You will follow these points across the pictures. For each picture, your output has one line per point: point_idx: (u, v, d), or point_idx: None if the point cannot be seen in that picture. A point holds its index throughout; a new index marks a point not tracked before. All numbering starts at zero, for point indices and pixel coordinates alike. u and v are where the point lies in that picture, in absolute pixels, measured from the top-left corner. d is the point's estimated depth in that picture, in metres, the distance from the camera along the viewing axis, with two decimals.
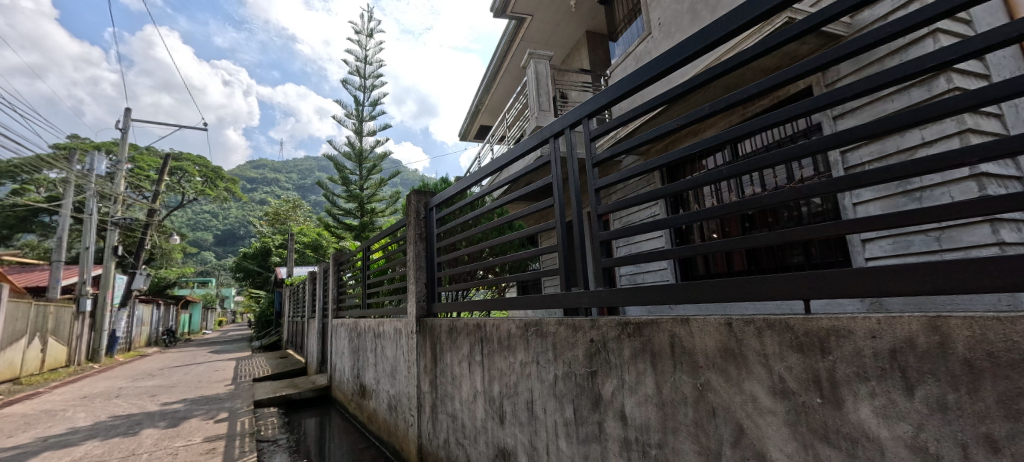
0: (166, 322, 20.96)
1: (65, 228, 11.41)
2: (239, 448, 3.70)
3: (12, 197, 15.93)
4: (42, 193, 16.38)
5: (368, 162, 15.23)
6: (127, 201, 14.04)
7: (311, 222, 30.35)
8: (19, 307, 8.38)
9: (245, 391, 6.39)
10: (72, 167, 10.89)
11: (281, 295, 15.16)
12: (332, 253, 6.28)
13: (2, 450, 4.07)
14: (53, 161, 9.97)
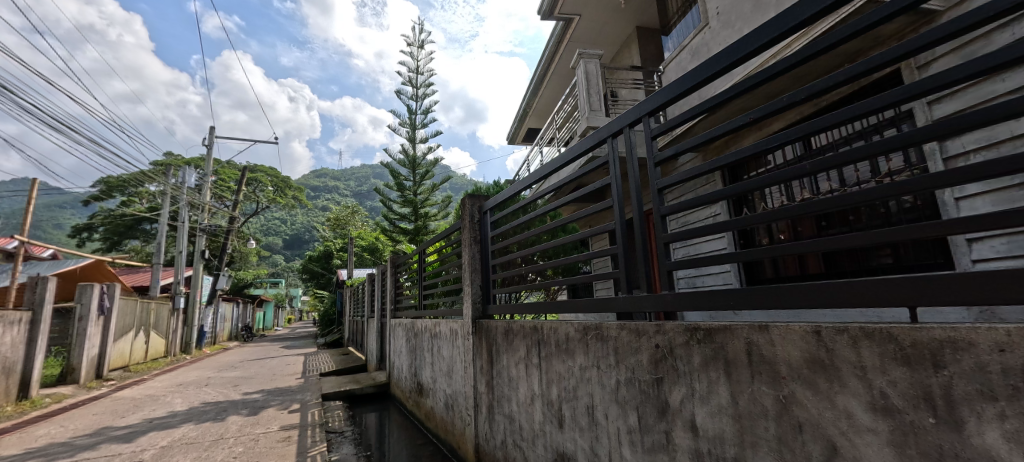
0: (245, 319, 23.01)
1: (163, 235, 12.89)
2: (311, 438, 3.97)
3: (122, 208, 18.30)
4: (145, 204, 18.65)
5: (421, 168, 15.78)
6: (213, 210, 15.62)
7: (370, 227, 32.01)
8: (128, 304, 9.59)
9: (314, 384, 6.85)
10: (169, 181, 12.29)
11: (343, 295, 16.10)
12: (389, 256, 6.57)
13: (117, 429, 4.67)
14: (153, 176, 11.32)
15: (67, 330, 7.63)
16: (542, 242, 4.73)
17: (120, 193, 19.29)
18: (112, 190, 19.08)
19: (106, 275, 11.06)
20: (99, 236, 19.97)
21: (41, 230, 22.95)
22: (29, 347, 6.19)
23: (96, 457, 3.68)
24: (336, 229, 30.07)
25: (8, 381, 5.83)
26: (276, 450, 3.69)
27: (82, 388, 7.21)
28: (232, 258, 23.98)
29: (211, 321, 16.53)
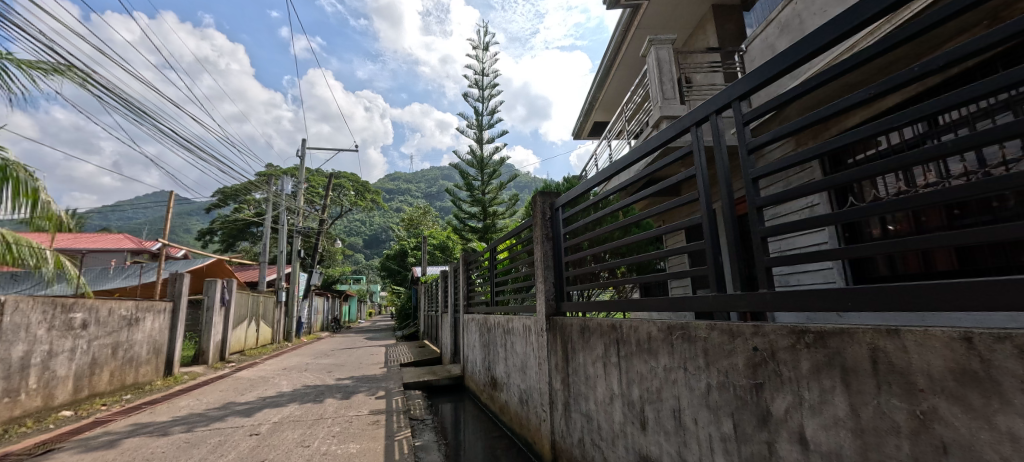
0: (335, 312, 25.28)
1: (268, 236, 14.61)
2: (397, 423, 4.26)
3: (236, 213, 21.03)
4: (253, 210, 21.26)
5: (489, 168, 16.08)
6: (307, 213, 17.37)
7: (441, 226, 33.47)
8: (243, 297, 11.02)
9: (396, 374, 7.34)
10: (271, 189, 13.89)
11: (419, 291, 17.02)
12: (461, 254, 6.81)
13: (239, 404, 5.40)
14: (259, 184, 12.87)
15: (198, 318, 8.96)
16: (614, 238, 4.59)
17: (234, 201, 22.19)
18: (228, 198, 22.02)
19: (226, 272, 12.81)
20: (219, 239, 23.14)
21: (176, 235, 27.17)
22: (171, 332, 7.37)
23: (224, 428, 4.28)
24: (410, 229, 31.83)
25: (158, 360, 6.99)
26: (367, 432, 4.01)
27: (210, 368, 8.43)
28: (323, 256, 26.48)
29: (306, 313, 18.38)
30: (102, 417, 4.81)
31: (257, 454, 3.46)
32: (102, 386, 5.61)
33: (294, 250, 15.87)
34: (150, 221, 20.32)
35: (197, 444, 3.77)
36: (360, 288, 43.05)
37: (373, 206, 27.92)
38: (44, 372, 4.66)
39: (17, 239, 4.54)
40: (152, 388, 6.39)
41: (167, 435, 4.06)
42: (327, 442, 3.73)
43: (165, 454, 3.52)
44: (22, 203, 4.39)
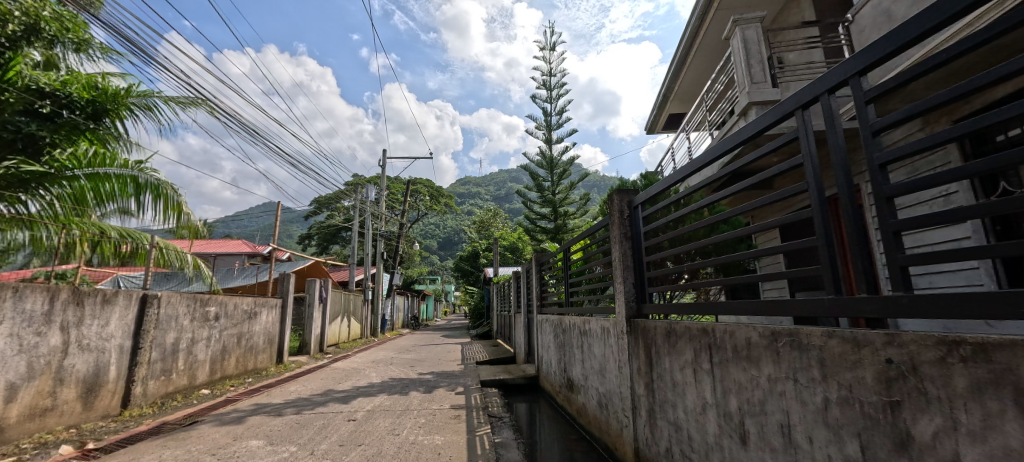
0: (415, 310, 26.83)
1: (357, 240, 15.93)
2: (477, 419, 4.39)
3: (331, 219, 23.23)
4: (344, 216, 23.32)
5: (558, 168, 15.94)
6: (390, 218, 18.65)
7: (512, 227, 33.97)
8: (337, 295, 12.14)
9: (472, 371, 7.58)
10: (358, 196, 15.13)
11: (493, 291, 17.40)
12: (534, 255, 6.83)
13: (337, 392, 5.95)
14: (348, 193, 14.07)
15: (301, 314, 10.03)
16: (698, 237, 4.29)
17: (328, 208, 24.54)
18: (323, 206, 24.42)
19: (323, 272, 14.21)
20: (316, 243, 25.70)
21: (282, 240, 30.70)
22: (281, 325, 8.35)
23: (325, 412, 4.74)
24: (482, 230, 32.64)
25: (271, 350, 7.95)
26: (450, 426, 4.18)
27: (312, 358, 9.40)
28: (404, 258, 28.23)
29: (390, 311, 19.70)
30: (231, 397, 5.59)
31: (354, 439, 3.77)
32: (230, 370, 6.51)
33: (377, 252, 17.06)
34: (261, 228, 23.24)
35: (305, 425, 4.22)
36: (437, 288, 45.16)
37: (447, 209, 29.12)
38: (189, 356, 5.54)
39: (168, 245, 5.45)
40: (267, 374, 7.29)
41: (281, 416, 4.60)
42: (414, 432, 3.95)
43: (280, 433, 3.99)
44: (172, 215, 5.32)
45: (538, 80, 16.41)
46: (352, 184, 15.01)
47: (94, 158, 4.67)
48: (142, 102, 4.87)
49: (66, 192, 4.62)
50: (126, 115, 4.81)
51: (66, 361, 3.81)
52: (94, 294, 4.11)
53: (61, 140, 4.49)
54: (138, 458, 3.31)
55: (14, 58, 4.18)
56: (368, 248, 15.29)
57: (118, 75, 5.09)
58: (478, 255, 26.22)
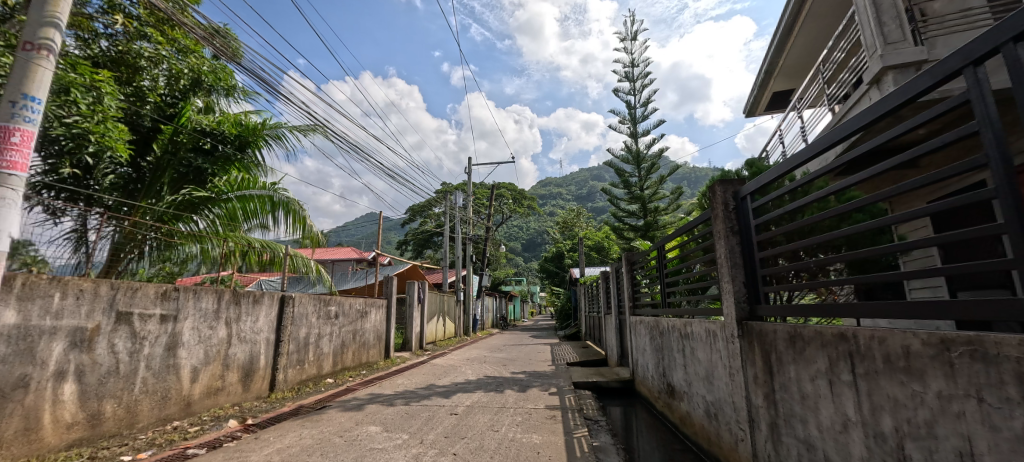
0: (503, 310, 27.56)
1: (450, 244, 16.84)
2: (574, 421, 4.34)
3: (425, 225, 24.89)
4: (437, 222, 24.81)
5: (646, 162, 15.14)
6: (478, 222, 19.40)
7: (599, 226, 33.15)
8: (433, 296, 12.96)
9: (564, 372, 7.53)
10: (447, 203, 15.97)
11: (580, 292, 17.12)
12: (624, 254, 6.55)
13: (438, 387, 6.33)
14: (439, 200, 14.94)
15: (403, 313, 10.88)
16: (822, 230, 3.74)
17: (422, 215, 26.31)
18: (418, 213, 26.29)
19: (420, 275, 15.26)
20: (412, 248, 27.67)
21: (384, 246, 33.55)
22: (387, 323, 9.15)
23: (429, 405, 5.08)
24: (565, 231, 32.31)
25: (379, 345, 8.76)
26: (546, 425, 4.20)
27: (414, 355, 10.13)
28: (492, 259, 29.14)
29: (480, 311, 20.47)
30: (351, 386, 6.27)
31: (457, 432, 3.97)
32: (348, 362, 7.33)
33: (468, 255, 17.85)
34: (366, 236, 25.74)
35: (413, 416, 4.57)
36: (524, 289, 45.77)
37: (531, 211, 29.40)
38: (316, 349, 6.34)
39: (295, 254, 6.27)
40: (378, 367, 8.04)
41: (392, 406, 5.04)
42: (513, 430, 4.05)
43: (393, 421, 4.37)
44: (299, 227, 6.15)
45: (620, 73, 15.78)
46: (441, 192, 15.88)
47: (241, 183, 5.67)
48: (273, 133, 5.72)
49: (221, 213, 5.53)
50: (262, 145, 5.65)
51: (229, 350, 4.61)
52: (247, 294, 4.91)
53: (219, 170, 5.47)
54: (283, 435, 3.88)
55: (184, 104, 5.33)
56: (459, 252, 16.04)
57: (254, 111, 6.06)
58: (564, 256, 26.07)
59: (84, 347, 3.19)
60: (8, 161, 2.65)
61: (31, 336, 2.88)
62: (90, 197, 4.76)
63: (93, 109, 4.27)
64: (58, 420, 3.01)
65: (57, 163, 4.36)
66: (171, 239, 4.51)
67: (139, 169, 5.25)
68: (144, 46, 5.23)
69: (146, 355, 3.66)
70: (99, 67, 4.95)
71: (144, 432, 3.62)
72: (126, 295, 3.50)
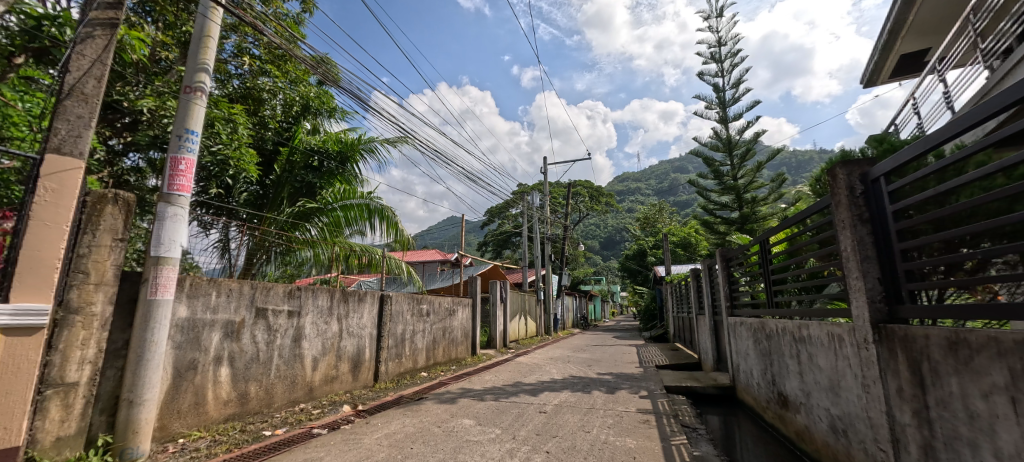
0: (582, 310, 27.09)
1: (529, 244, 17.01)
2: (670, 428, 4.10)
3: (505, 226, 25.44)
4: (516, 222, 25.23)
5: (739, 148, 13.81)
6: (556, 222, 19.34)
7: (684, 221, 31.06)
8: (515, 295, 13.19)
9: (653, 375, 7.16)
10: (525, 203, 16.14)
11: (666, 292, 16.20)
12: (717, 250, 6.05)
13: (525, 384, 6.43)
14: (516, 201, 15.17)
15: (486, 312, 11.23)
16: (984, 215, 3.07)
17: (501, 217, 26.97)
18: (497, 214, 26.97)
19: (501, 274, 15.59)
20: (491, 249, 28.47)
21: (466, 249, 34.90)
22: (472, 321, 9.51)
23: (518, 402, 5.18)
24: (647, 227, 30.76)
25: (467, 342, 9.15)
26: (640, 430, 4.03)
27: (499, 353, 10.39)
28: (571, 258, 28.83)
29: (561, 310, 20.38)
30: (443, 380, 6.63)
31: (548, 430, 3.99)
32: (439, 357, 7.77)
33: (546, 254, 17.85)
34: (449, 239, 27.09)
35: (503, 412, 4.69)
36: (605, 288, 44.45)
37: (610, 208, 28.50)
38: (412, 344, 6.81)
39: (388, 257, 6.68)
40: (466, 363, 8.40)
41: (482, 401, 5.24)
42: (605, 432, 3.95)
43: (485, 415, 4.53)
44: (391, 232, 6.43)
45: (705, 54, 14.63)
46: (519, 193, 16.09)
47: (341, 193, 6.10)
48: (367, 146, 6.29)
49: (328, 220, 5.94)
50: (359, 159, 6.26)
51: (342, 343, 5.16)
52: (354, 293, 5.43)
53: (326, 183, 6.11)
54: (390, 422, 4.24)
55: (296, 128, 6.15)
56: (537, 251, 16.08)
57: (351, 128, 6.70)
58: (648, 253, 24.88)
59: (234, 337, 3.78)
60: (177, 185, 3.25)
61: (197, 327, 3.49)
62: (230, 210, 5.63)
63: (231, 138, 5.07)
64: (218, 397, 3.62)
65: (206, 185, 5.27)
66: (292, 245, 5.17)
67: (264, 187, 6.08)
68: (265, 80, 6.13)
69: (278, 345, 4.23)
70: (233, 102, 5.89)
71: (278, 411, 4.20)
72: (262, 293, 4.07)
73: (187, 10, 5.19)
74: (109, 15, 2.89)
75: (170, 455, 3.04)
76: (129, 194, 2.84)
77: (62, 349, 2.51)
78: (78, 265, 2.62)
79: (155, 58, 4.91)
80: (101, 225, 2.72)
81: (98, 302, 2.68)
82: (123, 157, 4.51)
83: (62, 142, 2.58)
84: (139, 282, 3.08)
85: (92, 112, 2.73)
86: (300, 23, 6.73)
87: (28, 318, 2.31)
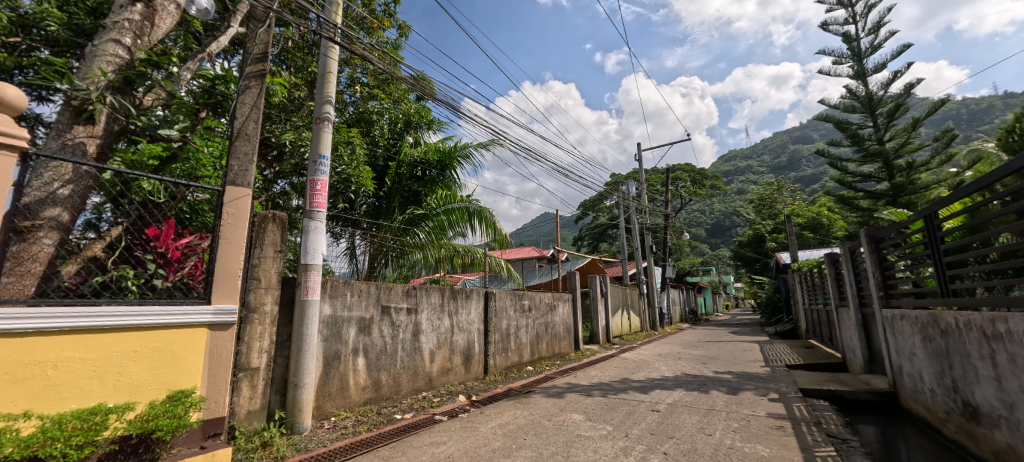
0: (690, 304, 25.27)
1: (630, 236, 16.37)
2: (811, 437, 3.60)
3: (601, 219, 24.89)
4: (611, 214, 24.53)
5: (884, 105, 11.56)
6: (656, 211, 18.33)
7: (811, 200, 27.04)
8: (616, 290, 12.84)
9: (783, 375, 6.39)
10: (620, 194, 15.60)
11: (792, 281, 14.29)
12: (862, 230, 5.15)
13: (634, 381, 6.24)
14: (611, 193, 14.76)
15: (587, 307, 11.10)
16: None
17: (596, 209, 26.41)
18: (592, 208, 26.49)
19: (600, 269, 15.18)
20: (588, 243, 28.07)
21: (562, 244, 35.07)
22: (574, 316, 9.51)
23: (628, 399, 5.04)
24: (763, 209, 27.43)
25: (569, 337, 9.16)
26: (773, 437, 3.62)
27: (603, 349, 10.19)
28: (674, 248, 27.04)
29: (667, 305, 19.32)
30: (548, 375, 6.73)
31: (664, 430, 3.80)
32: (544, 352, 7.92)
33: (648, 246, 16.98)
34: (544, 236, 27.40)
35: (614, 408, 4.61)
36: (716, 278, 40.62)
37: (717, 191, 26.00)
38: (517, 339, 7.05)
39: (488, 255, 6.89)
40: (570, 358, 8.43)
41: (591, 396, 5.21)
42: (730, 436, 3.64)
43: (594, 411, 4.50)
44: (490, 231, 6.69)
45: (827, 1, 12.54)
46: (613, 183, 15.59)
47: (445, 198, 6.50)
48: (463, 153, 6.69)
49: (433, 224, 6.40)
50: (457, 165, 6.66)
51: (454, 337, 5.55)
52: (461, 290, 5.79)
53: (432, 190, 6.57)
54: (502, 412, 4.45)
55: (401, 142, 6.74)
56: (636, 242, 15.32)
57: (447, 137, 7.14)
58: (766, 238, 22.16)
59: (366, 331, 4.31)
60: (316, 202, 3.80)
61: (338, 323, 4.05)
62: (354, 221, 6.33)
63: (351, 158, 5.79)
64: (358, 383, 4.17)
65: (334, 200, 6.11)
66: (404, 248, 5.68)
67: (380, 199, 6.66)
68: (373, 104, 7.01)
69: (401, 339, 4.71)
70: (350, 126, 6.82)
71: (405, 397, 4.68)
72: (385, 292, 4.57)
73: (311, 54, 6.15)
74: (259, 68, 3.52)
75: (326, 431, 3.59)
76: (282, 213, 3.42)
77: (247, 340, 3.13)
78: (253, 272, 3.24)
79: (292, 98, 5.83)
80: (265, 239, 3.32)
81: (267, 302, 3.28)
82: (273, 184, 5.48)
83: (236, 176, 3.17)
84: (295, 285, 3.69)
85: (253, 149, 3.33)
86: (399, 46, 7.38)
87: (224, 316, 2.89)
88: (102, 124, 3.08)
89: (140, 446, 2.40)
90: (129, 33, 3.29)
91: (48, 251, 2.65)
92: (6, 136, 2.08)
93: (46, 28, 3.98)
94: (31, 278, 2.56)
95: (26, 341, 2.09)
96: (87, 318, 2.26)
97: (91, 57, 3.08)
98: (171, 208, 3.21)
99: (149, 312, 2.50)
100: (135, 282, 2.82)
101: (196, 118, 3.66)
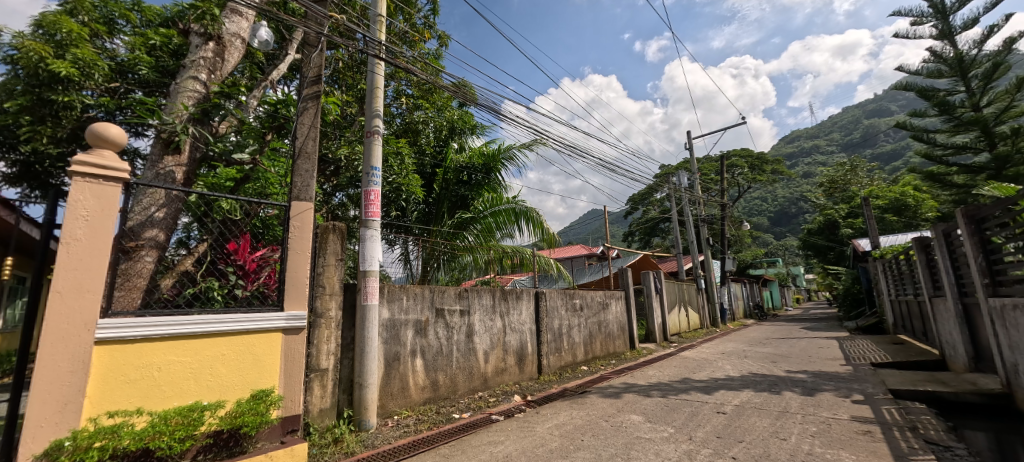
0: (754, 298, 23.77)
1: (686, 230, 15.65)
2: (905, 443, 3.25)
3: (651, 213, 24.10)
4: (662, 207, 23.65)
5: (977, 66, 10.25)
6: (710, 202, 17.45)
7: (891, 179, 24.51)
8: (671, 286, 12.36)
9: (868, 374, 5.85)
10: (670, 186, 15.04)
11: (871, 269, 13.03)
12: (957, 209, 4.61)
13: (697, 381, 5.99)
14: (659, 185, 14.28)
15: (642, 304, 10.79)
16: None
17: (646, 204, 25.57)
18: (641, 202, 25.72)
19: (653, 264, 14.55)
20: (638, 239, 27.27)
21: (613, 241, 34.33)
22: (628, 315, 9.30)
23: (691, 400, 4.84)
24: (834, 193, 25.22)
25: (624, 336, 8.97)
26: (859, 443, 3.33)
27: (660, 348, 9.86)
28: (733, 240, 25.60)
29: (728, 300, 18.32)
30: (604, 374, 6.63)
31: (732, 434, 3.61)
32: (598, 351, 7.82)
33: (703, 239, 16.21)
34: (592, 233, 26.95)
35: (675, 410, 4.45)
36: (783, 270, 37.85)
37: (779, 176, 24.19)
38: (569, 339, 7.01)
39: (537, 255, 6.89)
40: (626, 357, 8.25)
41: (651, 397, 5.07)
42: (808, 441, 3.39)
43: (654, 412, 4.37)
44: (538, 231, 6.69)
45: None
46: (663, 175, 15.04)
47: (491, 201, 6.58)
48: (507, 155, 6.74)
49: (481, 227, 6.44)
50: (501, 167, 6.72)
51: (507, 338, 5.62)
52: (512, 291, 5.83)
53: (480, 193, 6.66)
54: (558, 412, 4.44)
55: (447, 149, 6.96)
56: (691, 235, 14.62)
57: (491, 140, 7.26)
58: (840, 225, 20.35)
59: (422, 333, 4.48)
60: (370, 211, 4.00)
61: (396, 326, 4.24)
62: (406, 228, 6.52)
63: (400, 168, 6.14)
64: (417, 384, 4.35)
65: (387, 209, 6.39)
66: (454, 250, 5.83)
67: (429, 205, 6.83)
68: (419, 114, 7.35)
69: (456, 339, 4.85)
70: (398, 136, 7.20)
71: (462, 397, 4.82)
72: (439, 295, 4.73)
73: (360, 72, 6.54)
74: (314, 89, 3.77)
75: (390, 428, 3.78)
76: (341, 223, 3.65)
77: (316, 344, 3.38)
78: (319, 280, 3.48)
79: (344, 114, 6.17)
80: (328, 249, 3.56)
81: (332, 308, 3.53)
82: (332, 196, 5.90)
83: (300, 191, 3.43)
84: (356, 291, 3.91)
85: (313, 165, 3.57)
86: (439, 55, 7.61)
87: (296, 321, 3.12)
88: (187, 153, 3.45)
89: (231, 440, 2.66)
90: (204, 70, 3.67)
91: (151, 267, 3.03)
92: (112, 170, 2.39)
93: (140, 72, 4.50)
94: (138, 292, 2.96)
95: (137, 347, 2.40)
96: (183, 326, 2.55)
97: (175, 94, 3.49)
98: (247, 223, 3.52)
99: (232, 319, 2.76)
100: (220, 292, 3.14)
101: (262, 141, 3.89)
